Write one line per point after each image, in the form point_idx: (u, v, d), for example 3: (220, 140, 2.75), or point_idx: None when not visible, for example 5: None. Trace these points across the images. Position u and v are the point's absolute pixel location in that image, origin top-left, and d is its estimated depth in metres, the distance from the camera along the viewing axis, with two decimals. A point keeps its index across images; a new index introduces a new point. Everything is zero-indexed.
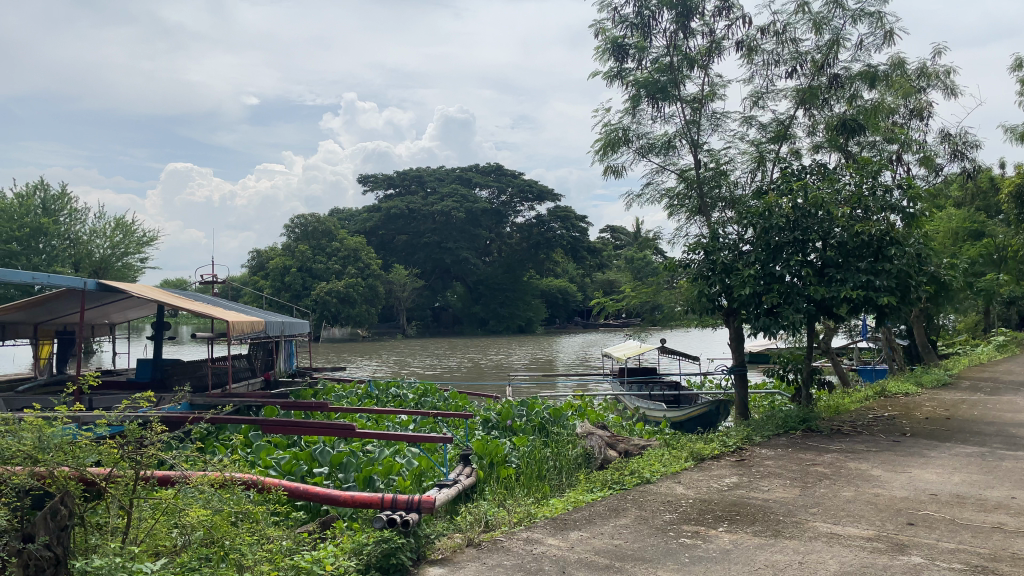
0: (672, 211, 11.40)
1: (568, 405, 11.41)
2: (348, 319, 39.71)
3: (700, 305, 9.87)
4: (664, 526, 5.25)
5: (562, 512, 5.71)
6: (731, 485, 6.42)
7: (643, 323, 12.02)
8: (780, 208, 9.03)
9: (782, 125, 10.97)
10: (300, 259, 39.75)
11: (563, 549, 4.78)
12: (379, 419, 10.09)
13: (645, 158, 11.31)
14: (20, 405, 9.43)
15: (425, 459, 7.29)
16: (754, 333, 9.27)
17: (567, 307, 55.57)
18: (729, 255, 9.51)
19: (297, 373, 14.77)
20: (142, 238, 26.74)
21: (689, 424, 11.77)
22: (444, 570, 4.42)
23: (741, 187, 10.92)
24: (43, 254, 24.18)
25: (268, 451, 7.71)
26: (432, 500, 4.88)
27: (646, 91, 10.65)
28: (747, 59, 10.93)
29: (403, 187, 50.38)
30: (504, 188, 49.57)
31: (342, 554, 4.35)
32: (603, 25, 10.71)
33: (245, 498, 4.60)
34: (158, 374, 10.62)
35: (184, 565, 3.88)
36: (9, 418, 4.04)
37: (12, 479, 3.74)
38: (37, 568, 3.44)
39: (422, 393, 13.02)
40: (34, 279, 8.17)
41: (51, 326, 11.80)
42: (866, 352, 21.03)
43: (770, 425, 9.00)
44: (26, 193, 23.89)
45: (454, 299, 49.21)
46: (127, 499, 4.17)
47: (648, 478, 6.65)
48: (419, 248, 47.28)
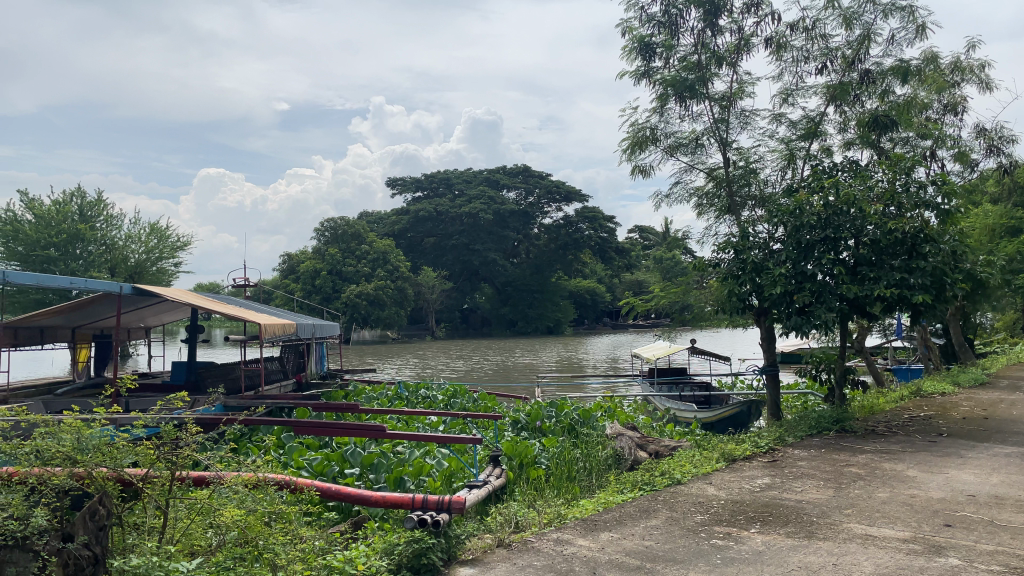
0: (701, 210, 11.35)
1: (598, 406, 11.43)
2: (378, 321, 39.93)
3: (730, 304, 9.79)
4: (695, 527, 5.23)
5: (592, 512, 5.71)
6: (763, 486, 6.37)
7: (672, 323, 11.95)
8: (811, 206, 8.92)
9: (813, 122, 10.85)
10: (330, 262, 40.13)
11: (593, 550, 4.78)
12: (409, 420, 10.17)
13: (673, 157, 11.24)
14: (59, 407, 9.63)
15: (456, 460, 7.32)
16: (786, 333, 9.19)
17: (595, 308, 55.33)
18: (759, 253, 9.44)
19: (329, 376, 14.93)
20: (176, 243, 27.31)
21: (720, 424, 11.65)
22: (475, 570, 4.44)
23: (771, 185, 10.83)
24: (80, 259, 24.54)
25: (300, 453, 7.80)
26: (463, 499, 4.90)
27: (673, 90, 10.60)
28: (776, 56, 10.83)
29: (430, 190, 50.65)
30: (532, 189, 49.57)
31: (374, 554, 4.39)
32: (631, 23, 10.67)
33: (278, 499, 4.65)
34: (193, 377, 10.79)
35: (219, 564, 3.92)
36: (49, 419, 4.15)
37: (51, 479, 3.85)
38: (77, 567, 3.52)
39: (452, 394, 13.06)
40: (72, 283, 8.29)
41: (88, 330, 12.02)
42: (901, 351, 20.67)
43: (803, 425, 8.90)
44: (63, 200, 24.29)
45: (483, 301, 49.32)
46: (163, 500, 4.24)
47: (679, 478, 6.62)
48: (448, 250, 47.50)
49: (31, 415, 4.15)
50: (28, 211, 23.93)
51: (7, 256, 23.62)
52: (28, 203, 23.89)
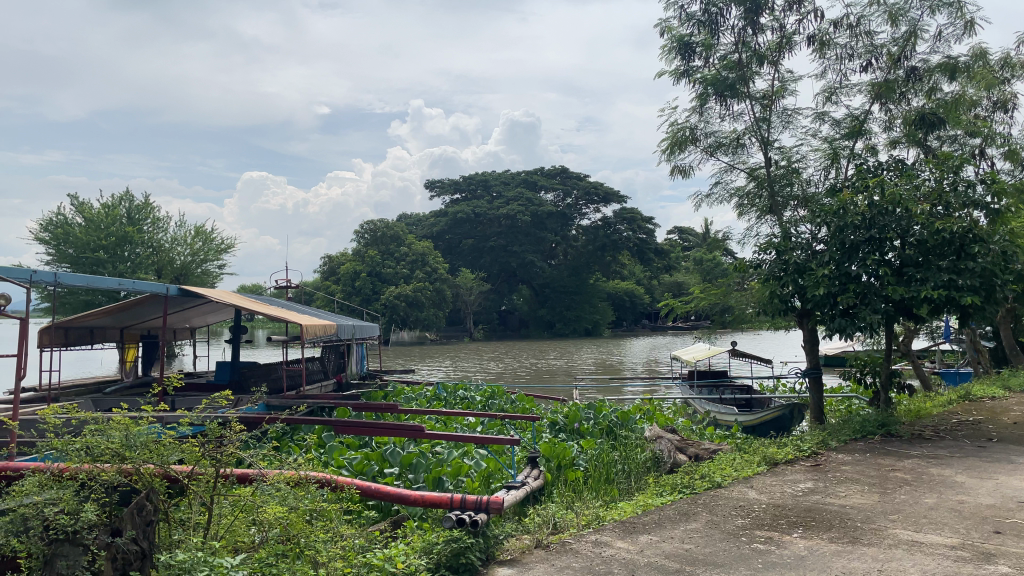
0: (742, 211, 11.24)
1: (636, 409, 11.33)
2: (417, 322, 40.18)
3: (772, 306, 9.65)
4: (736, 531, 5.16)
5: (631, 515, 5.67)
6: (806, 491, 6.26)
7: (713, 325, 11.81)
8: (855, 206, 8.77)
9: (857, 120, 10.67)
10: (369, 264, 40.48)
11: (632, 552, 4.76)
12: (448, 420, 10.23)
13: (713, 156, 11.13)
14: (108, 405, 9.87)
15: (494, 460, 7.33)
16: (830, 335, 9.04)
17: (634, 310, 54.98)
18: (802, 254, 9.30)
19: (368, 376, 15.07)
20: (221, 246, 27.87)
21: (762, 428, 11.44)
22: (514, 571, 4.46)
23: (814, 185, 10.65)
24: (128, 261, 24.99)
25: (341, 452, 7.86)
26: (501, 500, 4.91)
27: (713, 89, 10.51)
28: (819, 54, 10.66)
29: (468, 191, 50.99)
30: (569, 190, 49.51)
31: (413, 552, 4.43)
32: (670, 23, 10.60)
33: (320, 497, 4.71)
34: (236, 376, 10.97)
35: (262, 560, 4.00)
36: (99, 417, 4.24)
37: (100, 475, 3.94)
38: (125, 561, 3.64)
39: (489, 396, 13.11)
40: (120, 284, 8.48)
41: (136, 330, 12.31)
42: (949, 355, 20.19)
43: (847, 429, 8.73)
44: (112, 204, 24.86)
45: (520, 302, 49.37)
46: (208, 496, 4.33)
47: (719, 482, 6.53)
48: (485, 252, 47.68)
49: (81, 412, 4.23)
50: (79, 214, 24.54)
51: (58, 258, 24.26)
52: (80, 206, 24.52)
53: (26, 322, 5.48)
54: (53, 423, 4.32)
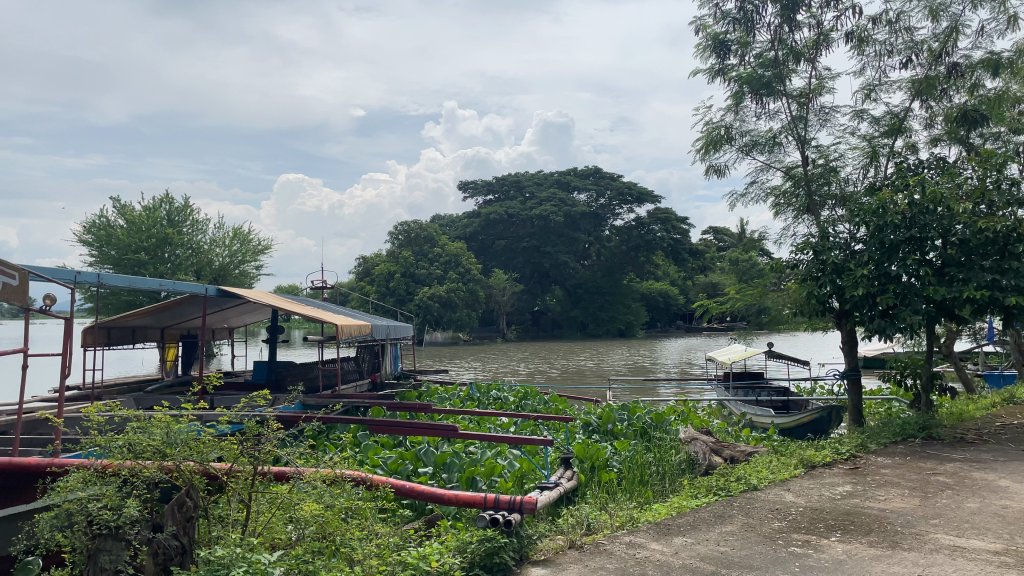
0: (778, 211, 11.12)
1: (671, 410, 11.25)
2: (450, 322, 40.30)
3: (810, 307, 9.53)
4: (773, 534, 5.10)
5: (666, 516, 5.65)
6: (844, 494, 6.17)
7: (749, 326, 11.68)
8: (895, 205, 8.61)
9: (897, 117, 10.49)
10: (403, 265, 40.75)
11: (667, 554, 4.73)
12: (481, 420, 10.26)
13: (749, 155, 11.02)
14: (149, 404, 10.06)
15: (527, 461, 7.32)
16: (869, 336, 8.91)
17: (668, 310, 54.52)
18: (840, 254, 9.16)
19: (402, 376, 15.18)
20: (258, 247, 28.26)
21: (799, 430, 11.25)
22: (547, 571, 4.46)
23: (853, 183, 10.49)
24: (169, 262, 25.46)
25: (375, 451, 7.92)
26: (534, 500, 4.92)
27: (749, 87, 10.41)
28: (858, 51, 10.51)
29: (501, 192, 51.10)
30: (603, 190, 49.31)
31: (447, 551, 4.46)
32: (704, 21, 10.53)
33: (355, 495, 4.77)
34: (273, 376, 11.13)
35: (300, 557, 4.03)
36: (141, 415, 4.31)
37: (143, 472, 4.01)
38: (166, 557, 3.78)
39: (523, 396, 13.12)
40: (161, 285, 8.63)
41: (176, 330, 12.53)
42: (994, 357, 19.69)
43: (886, 432, 8.58)
44: (153, 206, 25.34)
45: (553, 303, 49.32)
46: (246, 493, 4.39)
47: (755, 485, 6.46)
48: (519, 252, 47.71)
49: (124, 410, 4.31)
50: (121, 216, 25.06)
51: (101, 259, 24.79)
52: (121, 208, 25.03)
53: (71, 322, 5.59)
54: (97, 421, 4.39)
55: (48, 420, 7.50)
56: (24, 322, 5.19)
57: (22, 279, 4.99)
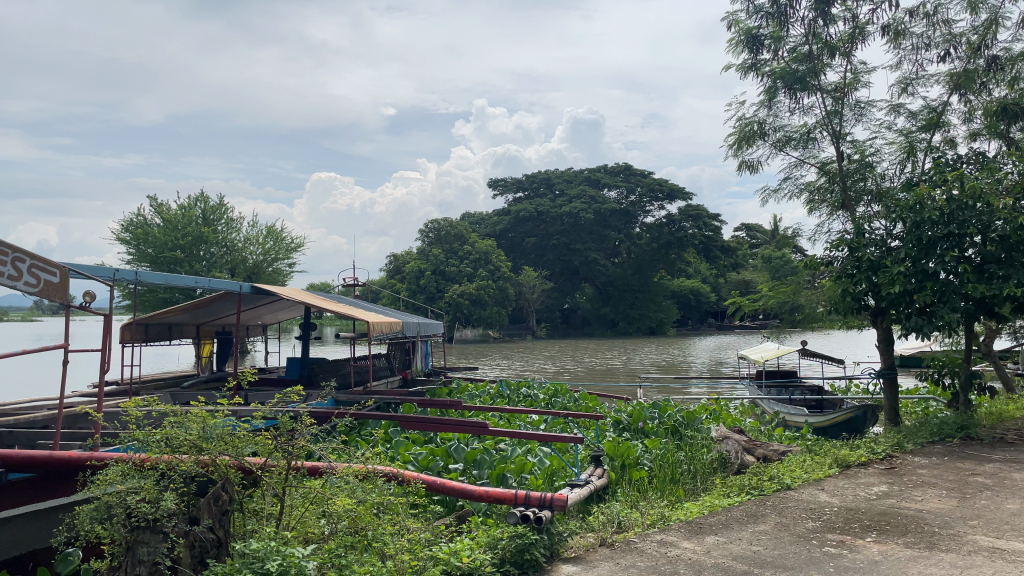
0: (812, 207, 10.98)
1: (702, 408, 11.16)
2: (480, 320, 40.38)
3: (844, 305, 9.40)
4: (807, 534, 5.04)
5: (698, 515, 5.62)
6: (880, 494, 6.08)
7: (782, 324, 11.55)
8: (933, 201, 8.46)
9: (934, 112, 10.30)
10: (433, 262, 40.89)
11: (699, 553, 4.70)
12: (511, 418, 10.26)
13: (782, 151, 10.89)
14: (185, 399, 10.22)
15: (557, 459, 7.30)
16: (906, 334, 8.78)
17: (700, 308, 54.05)
18: (876, 251, 9.02)
19: (433, 373, 15.24)
20: (291, 244, 28.56)
21: (834, 429, 11.10)
22: (578, 569, 4.45)
23: (889, 179, 10.33)
24: (204, 260, 25.85)
25: (406, 447, 7.96)
26: (565, 498, 4.91)
27: (783, 82, 10.30)
28: (894, 45, 10.33)
29: (531, 190, 51.05)
30: (633, 188, 49.01)
31: (479, 547, 4.49)
32: (737, 16, 10.42)
33: (387, 491, 4.81)
34: (306, 372, 11.24)
35: (333, 550, 4.08)
36: (178, 409, 4.38)
37: (179, 466, 4.06)
38: (202, 549, 3.88)
39: (553, 394, 13.12)
40: (197, 282, 8.72)
41: (211, 327, 12.72)
42: None
43: (923, 431, 8.43)
44: (188, 205, 25.72)
45: (583, 301, 49.18)
46: (280, 487, 4.44)
47: (788, 484, 6.39)
48: (549, 250, 47.63)
49: (161, 405, 4.39)
50: (157, 215, 25.47)
51: (139, 258, 25.22)
52: (158, 207, 25.43)
53: (110, 319, 5.68)
54: (136, 415, 4.48)
55: (88, 414, 7.67)
56: (64, 317, 5.28)
57: (63, 276, 5.09)
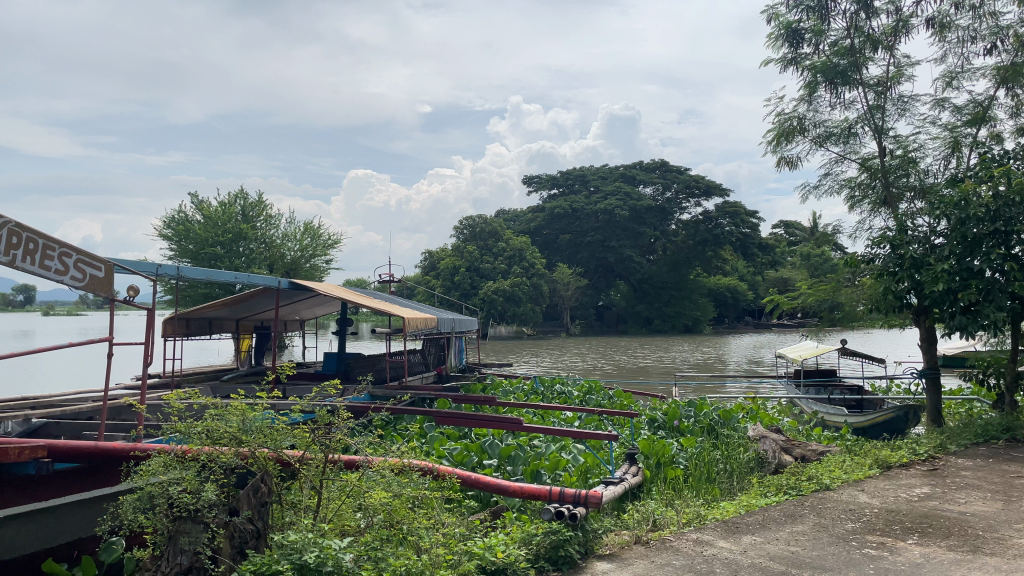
0: (853, 203, 10.79)
1: (739, 407, 11.04)
2: (514, 317, 40.45)
3: (886, 304, 9.23)
4: (847, 535, 4.97)
5: (734, 515, 5.56)
6: (921, 496, 5.96)
7: (821, 322, 11.36)
8: (978, 197, 8.24)
9: (980, 106, 10.04)
10: (468, 259, 41.02)
11: (735, 552, 4.66)
12: (545, 415, 10.26)
13: (823, 147, 10.72)
14: (225, 392, 10.37)
15: (592, 456, 7.26)
16: (950, 334, 8.60)
17: (736, 306, 53.42)
18: (920, 248, 8.83)
19: (467, 369, 15.30)
20: (328, 241, 28.84)
21: (874, 429, 10.91)
22: (612, 566, 4.44)
23: (933, 175, 10.11)
24: (243, 257, 26.24)
25: (441, 443, 7.98)
26: (600, 495, 4.90)
27: (824, 77, 10.13)
28: (939, 38, 10.10)
29: (566, 187, 50.93)
30: (669, 184, 48.61)
31: (513, 542, 4.50)
32: (777, 10, 10.28)
33: (422, 485, 4.84)
34: (343, 367, 11.35)
35: (368, 543, 4.13)
36: (218, 402, 4.44)
37: (220, 457, 4.12)
38: (242, 540, 3.94)
39: (587, 391, 13.09)
40: (236, 278, 8.83)
41: (250, 322, 12.91)
42: None
43: (967, 433, 8.25)
44: (228, 202, 26.12)
45: (618, 298, 48.93)
46: (318, 480, 4.50)
47: (827, 485, 6.30)
48: (583, 247, 47.50)
49: (202, 397, 4.45)
50: (198, 211, 25.93)
51: (180, 253, 25.71)
52: (199, 204, 25.88)
53: (153, 313, 5.78)
54: (177, 407, 4.54)
55: (133, 406, 7.86)
56: (109, 312, 5.39)
57: (108, 271, 5.22)
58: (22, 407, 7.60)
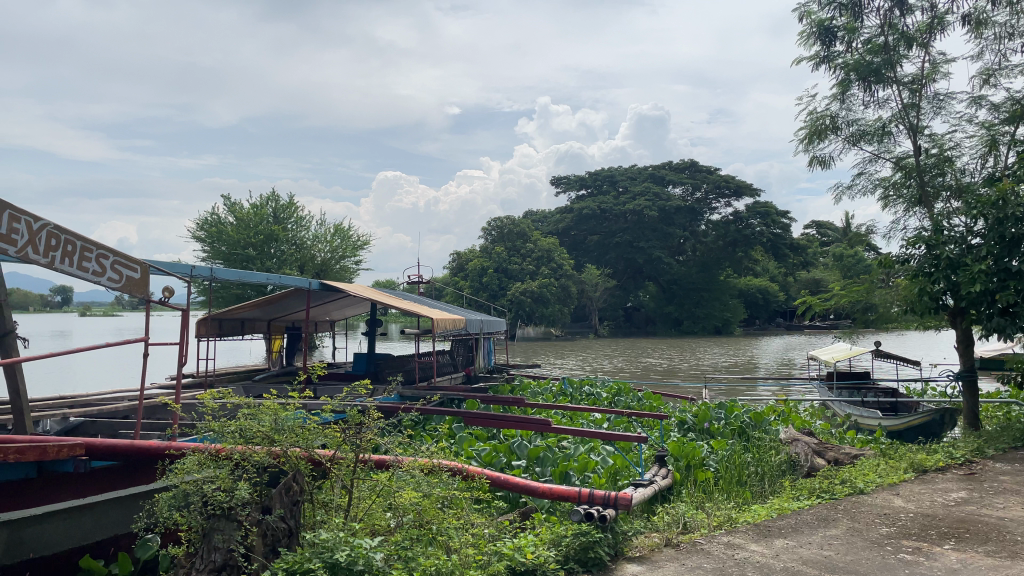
0: (887, 203, 10.63)
1: (769, 410, 10.94)
2: (543, 318, 40.42)
3: (921, 305, 9.09)
4: (881, 539, 4.90)
5: (766, 518, 5.51)
6: (958, 500, 5.85)
7: (854, 324, 11.21)
8: (1017, 196, 8.07)
9: (1018, 104, 9.84)
10: (496, 261, 41.09)
11: (767, 556, 4.61)
12: (574, 416, 10.25)
13: (856, 146, 10.57)
14: (258, 392, 10.50)
15: (621, 458, 7.24)
16: (988, 335, 8.44)
17: (767, 307, 52.84)
18: (956, 249, 8.67)
19: (496, 370, 15.34)
20: (358, 242, 29.06)
21: (910, 433, 10.74)
22: (643, 568, 4.42)
23: (970, 174, 9.93)
24: (274, 258, 26.54)
25: (470, 443, 8.01)
26: (629, 497, 4.88)
27: (857, 75, 10.00)
28: (975, 35, 9.92)
29: (595, 188, 50.82)
30: (699, 185, 48.32)
31: (543, 543, 4.50)
32: (809, 7, 10.17)
33: (452, 485, 4.87)
34: (372, 368, 11.44)
35: (399, 543, 4.17)
36: (251, 402, 4.50)
37: (252, 456, 4.18)
38: (274, 538, 3.98)
39: (616, 393, 13.06)
40: (268, 279, 8.93)
41: (281, 322, 13.05)
42: None
43: (1005, 437, 8.08)
44: (260, 204, 26.45)
45: (647, 299, 48.69)
46: (349, 480, 4.54)
47: (861, 488, 6.22)
48: (612, 248, 47.36)
49: (236, 397, 4.51)
50: (230, 214, 26.26)
51: (213, 255, 26.07)
52: (231, 206, 26.21)
53: (187, 314, 5.86)
54: (211, 406, 4.60)
55: (167, 405, 7.98)
56: (145, 312, 5.47)
57: (143, 272, 5.28)
58: (60, 407, 7.75)
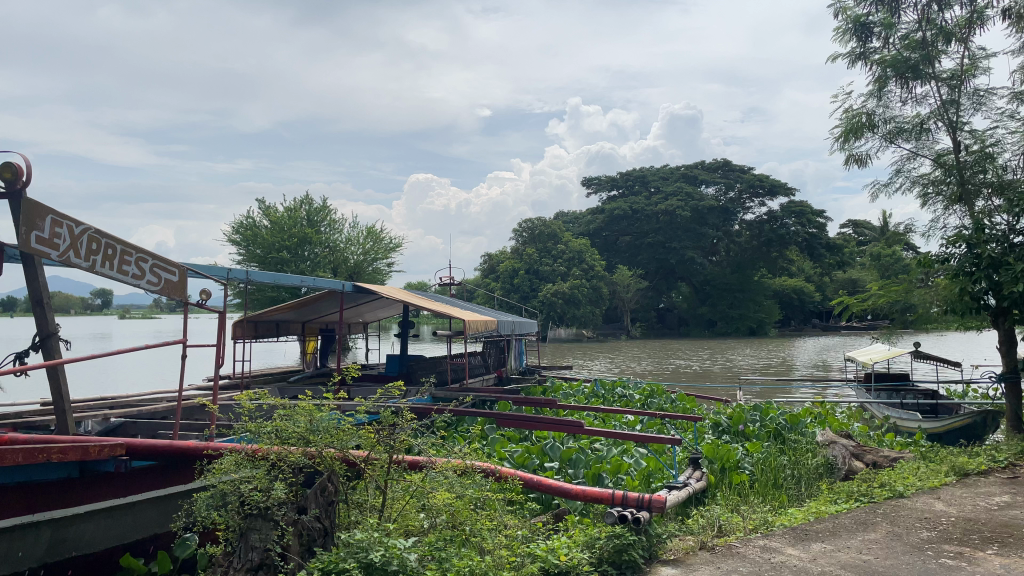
0: (926, 200, 10.42)
1: (805, 411, 10.78)
2: (574, 319, 40.31)
3: (962, 304, 8.89)
4: (921, 544, 4.81)
5: (803, 521, 5.44)
6: (1002, 505, 5.72)
7: (892, 324, 11.02)
8: None
9: None
10: (527, 262, 41.12)
11: (804, 560, 4.55)
12: (607, 418, 10.19)
13: (894, 143, 10.39)
14: (293, 393, 10.63)
15: (654, 460, 7.19)
16: None
17: (803, 307, 52.11)
18: (998, 247, 8.47)
19: (528, 372, 15.32)
20: (390, 245, 29.25)
21: (951, 436, 10.52)
22: (678, 571, 4.39)
23: (1012, 170, 9.71)
24: (308, 260, 26.83)
25: (502, 444, 8.02)
26: (663, 499, 4.85)
27: (894, 71, 9.83)
28: (1017, 29, 9.69)
29: (626, 188, 50.62)
30: (732, 184, 47.87)
31: (577, 546, 4.49)
32: (845, 3, 10.02)
33: (484, 485, 4.88)
34: (405, 369, 11.51)
35: (433, 543, 4.20)
36: (286, 403, 4.55)
37: (288, 457, 4.23)
38: (310, 537, 4.02)
39: (649, 394, 12.97)
40: (302, 280, 9.03)
41: (315, 324, 13.19)
42: None
43: None
44: (294, 207, 26.78)
45: (680, 300, 48.31)
46: (383, 480, 4.57)
47: (901, 492, 6.10)
48: (644, 248, 47.12)
49: (272, 398, 4.56)
50: (265, 217, 26.62)
51: (248, 258, 26.44)
52: (266, 210, 26.56)
53: (225, 316, 5.95)
54: (248, 407, 4.65)
55: (205, 406, 8.12)
56: (184, 314, 5.56)
57: (181, 275, 5.40)
58: (102, 407, 7.92)
